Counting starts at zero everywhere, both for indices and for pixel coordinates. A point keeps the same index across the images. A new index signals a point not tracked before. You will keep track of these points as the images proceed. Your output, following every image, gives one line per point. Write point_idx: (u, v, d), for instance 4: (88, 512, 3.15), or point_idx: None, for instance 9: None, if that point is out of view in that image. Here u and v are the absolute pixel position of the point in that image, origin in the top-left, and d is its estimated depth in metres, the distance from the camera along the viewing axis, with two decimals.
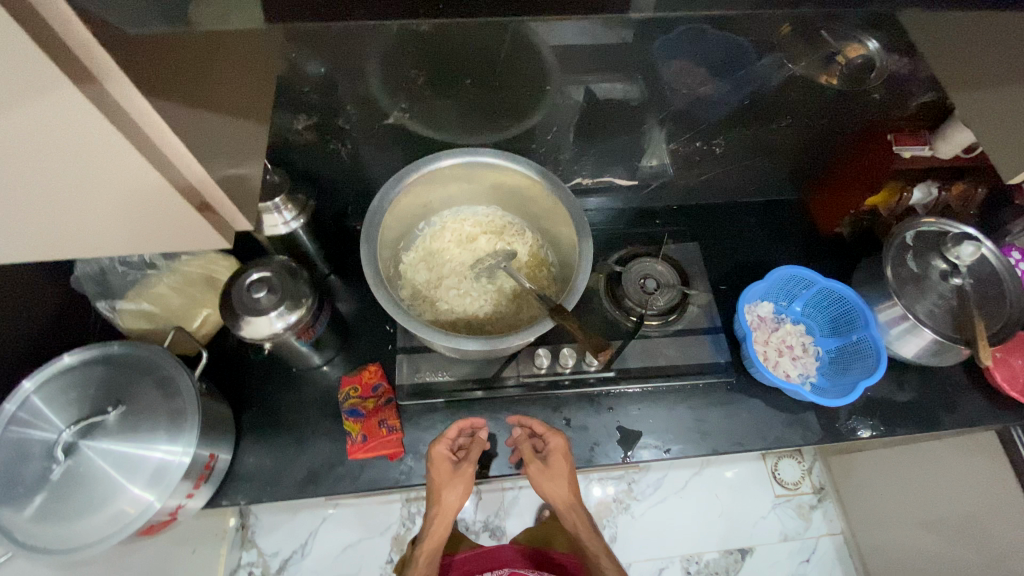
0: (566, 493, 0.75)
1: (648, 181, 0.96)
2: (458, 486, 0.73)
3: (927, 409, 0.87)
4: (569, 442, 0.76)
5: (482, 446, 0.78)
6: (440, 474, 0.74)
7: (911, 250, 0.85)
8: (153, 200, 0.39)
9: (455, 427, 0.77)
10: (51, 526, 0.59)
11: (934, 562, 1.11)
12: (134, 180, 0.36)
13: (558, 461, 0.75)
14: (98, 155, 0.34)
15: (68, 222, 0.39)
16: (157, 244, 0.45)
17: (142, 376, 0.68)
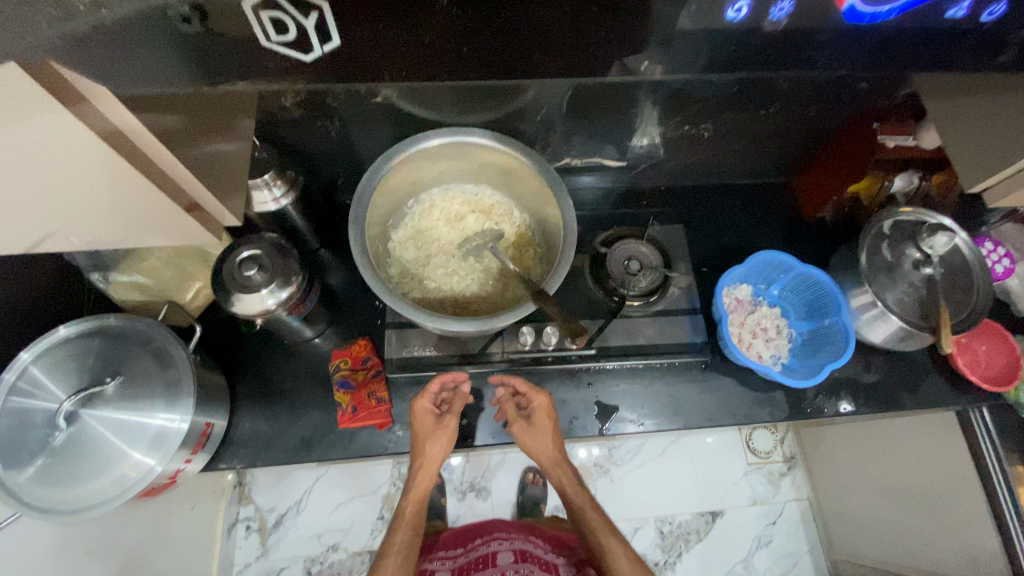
0: (547, 447, 0.80)
1: (637, 162, 0.97)
2: (440, 439, 0.78)
3: (890, 389, 0.92)
4: (550, 399, 0.82)
5: (466, 401, 0.82)
6: (424, 428, 0.79)
7: (886, 239, 0.88)
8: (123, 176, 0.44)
9: (437, 382, 0.80)
10: (55, 489, 0.62)
11: (892, 526, 1.20)
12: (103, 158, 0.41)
13: (541, 418, 0.81)
14: (114, 169, 0.43)
15: (89, 222, 0.48)
16: (136, 217, 0.50)
17: (137, 347, 0.70)
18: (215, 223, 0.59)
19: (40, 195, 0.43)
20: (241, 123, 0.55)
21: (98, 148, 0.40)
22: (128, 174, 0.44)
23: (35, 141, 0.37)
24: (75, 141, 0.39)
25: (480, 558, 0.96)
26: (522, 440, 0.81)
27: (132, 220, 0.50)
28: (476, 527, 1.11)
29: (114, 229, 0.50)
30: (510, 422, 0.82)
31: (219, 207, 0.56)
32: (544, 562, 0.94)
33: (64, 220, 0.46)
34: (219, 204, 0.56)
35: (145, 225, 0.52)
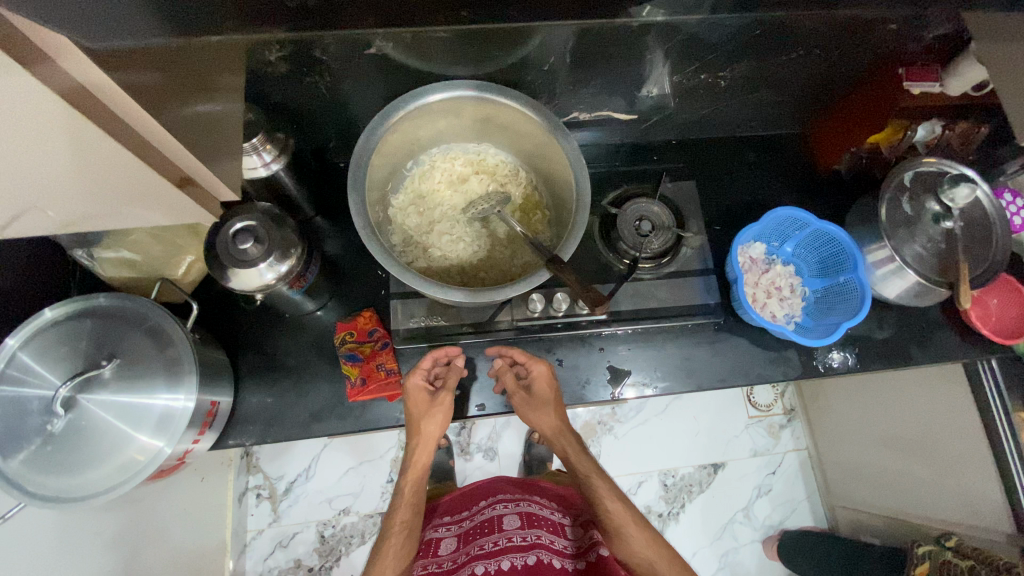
0: (551, 418, 0.80)
1: (648, 115, 0.91)
2: (436, 416, 0.77)
3: (902, 344, 0.92)
4: (549, 369, 0.80)
5: (460, 374, 0.81)
6: (417, 405, 0.78)
7: (907, 191, 0.85)
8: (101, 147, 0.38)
9: (431, 357, 0.79)
10: (62, 476, 0.60)
11: (888, 472, 1.23)
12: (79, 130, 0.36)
13: (541, 387, 0.80)
14: (90, 140, 0.37)
15: (69, 200, 0.43)
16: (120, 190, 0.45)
17: (131, 327, 0.67)
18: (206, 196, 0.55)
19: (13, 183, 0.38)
20: (224, 81, 0.49)
21: (79, 122, 0.35)
22: (111, 149, 0.39)
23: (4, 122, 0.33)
24: (50, 116, 0.34)
25: (485, 522, 0.91)
26: (526, 413, 0.81)
27: (115, 197, 0.46)
28: (476, 489, 1.06)
29: (98, 208, 0.46)
30: (511, 392, 0.81)
31: (208, 179, 0.52)
32: (551, 524, 0.89)
33: (41, 203, 0.42)
34: (211, 175, 0.52)
35: (129, 201, 0.47)
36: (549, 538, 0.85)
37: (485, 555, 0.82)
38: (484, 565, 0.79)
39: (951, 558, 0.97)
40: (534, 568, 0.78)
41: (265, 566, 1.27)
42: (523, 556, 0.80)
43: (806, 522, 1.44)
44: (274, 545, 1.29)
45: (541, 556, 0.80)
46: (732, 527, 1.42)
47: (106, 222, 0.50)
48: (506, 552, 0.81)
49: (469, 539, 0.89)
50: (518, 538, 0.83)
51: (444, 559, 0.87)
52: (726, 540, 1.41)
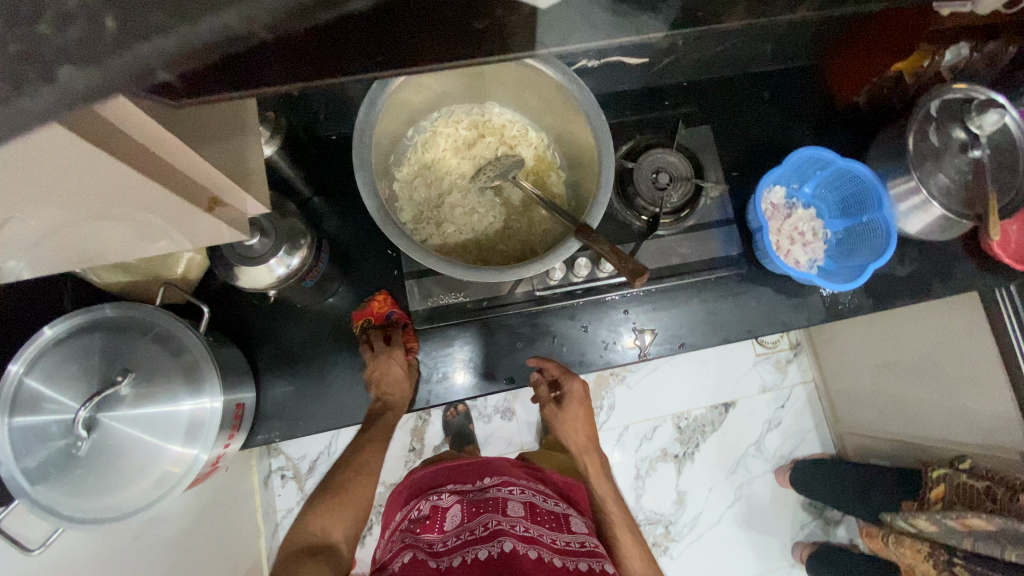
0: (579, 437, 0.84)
1: (659, 57, 0.85)
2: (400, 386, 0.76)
3: (923, 279, 0.91)
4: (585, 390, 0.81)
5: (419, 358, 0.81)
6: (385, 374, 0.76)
7: (932, 122, 0.81)
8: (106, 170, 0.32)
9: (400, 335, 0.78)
10: (96, 497, 0.58)
11: (894, 398, 1.27)
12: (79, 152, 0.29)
13: (572, 404, 0.82)
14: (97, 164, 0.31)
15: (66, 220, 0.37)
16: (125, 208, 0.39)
17: (140, 337, 0.63)
18: (237, 215, 0.49)
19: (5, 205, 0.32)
20: None
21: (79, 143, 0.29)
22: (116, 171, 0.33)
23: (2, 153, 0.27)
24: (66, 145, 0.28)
25: (490, 500, 0.88)
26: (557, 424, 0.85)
27: (118, 218, 0.40)
28: (477, 463, 1.01)
29: (105, 229, 0.41)
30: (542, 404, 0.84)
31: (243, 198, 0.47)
32: (555, 517, 0.87)
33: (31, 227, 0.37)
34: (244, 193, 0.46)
35: (143, 221, 0.42)
36: (552, 535, 0.81)
37: (490, 538, 0.78)
38: (487, 548, 0.76)
39: (966, 480, 1.04)
40: (535, 561, 0.74)
41: None
42: (526, 546, 0.76)
43: (815, 449, 1.50)
44: None
45: (543, 553, 0.76)
46: (746, 460, 1.48)
47: (113, 242, 0.44)
48: (509, 537, 0.77)
49: (475, 514, 0.85)
50: (523, 529, 0.80)
51: (445, 538, 0.83)
52: (740, 474, 1.47)
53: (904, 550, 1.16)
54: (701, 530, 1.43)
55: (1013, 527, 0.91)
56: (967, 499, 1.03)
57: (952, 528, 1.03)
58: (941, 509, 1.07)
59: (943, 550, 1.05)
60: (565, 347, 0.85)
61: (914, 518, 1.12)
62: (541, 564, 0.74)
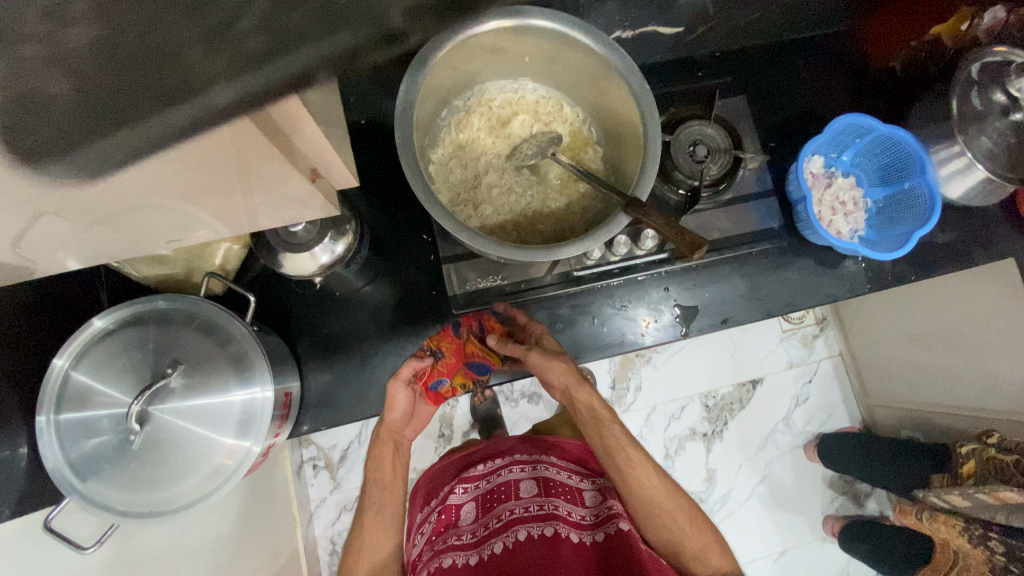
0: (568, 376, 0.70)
1: (694, 26, 0.83)
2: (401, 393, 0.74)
3: (965, 246, 0.90)
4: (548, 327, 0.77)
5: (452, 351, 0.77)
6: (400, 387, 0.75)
7: (976, 84, 0.78)
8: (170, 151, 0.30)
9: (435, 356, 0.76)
10: (150, 490, 0.58)
11: (925, 369, 1.25)
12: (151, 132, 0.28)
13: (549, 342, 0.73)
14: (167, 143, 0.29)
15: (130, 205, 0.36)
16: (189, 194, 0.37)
17: (185, 329, 0.62)
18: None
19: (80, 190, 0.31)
20: None
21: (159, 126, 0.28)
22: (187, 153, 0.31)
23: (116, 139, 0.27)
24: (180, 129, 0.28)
25: (501, 487, 0.86)
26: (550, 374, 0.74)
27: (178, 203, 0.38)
28: (493, 445, 1.00)
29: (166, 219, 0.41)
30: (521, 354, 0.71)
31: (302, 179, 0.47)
32: (568, 491, 0.85)
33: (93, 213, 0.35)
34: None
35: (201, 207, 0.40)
36: (566, 508, 0.80)
37: (505, 528, 0.76)
38: (502, 541, 0.74)
39: (995, 453, 1.04)
40: (552, 540, 0.73)
41: (335, 530, 1.31)
42: (541, 527, 0.75)
43: (843, 423, 1.50)
44: (340, 509, 1.32)
45: (559, 529, 0.75)
46: (774, 436, 1.47)
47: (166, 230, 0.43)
48: (523, 522, 0.76)
49: (488, 507, 0.83)
50: (536, 508, 0.78)
51: (464, 532, 0.81)
52: (768, 450, 1.47)
53: (938, 525, 1.16)
54: (732, 506, 1.43)
55: None
56: (997, 473, 1.02)
57: (984, 502, 1.02)
58: (972, 484, 1.06)
59: (977, 524, 1.06)
60: (604, 327, 0.84)
61: (947, 495, 1.11)
62: (558, 544, 0.73)
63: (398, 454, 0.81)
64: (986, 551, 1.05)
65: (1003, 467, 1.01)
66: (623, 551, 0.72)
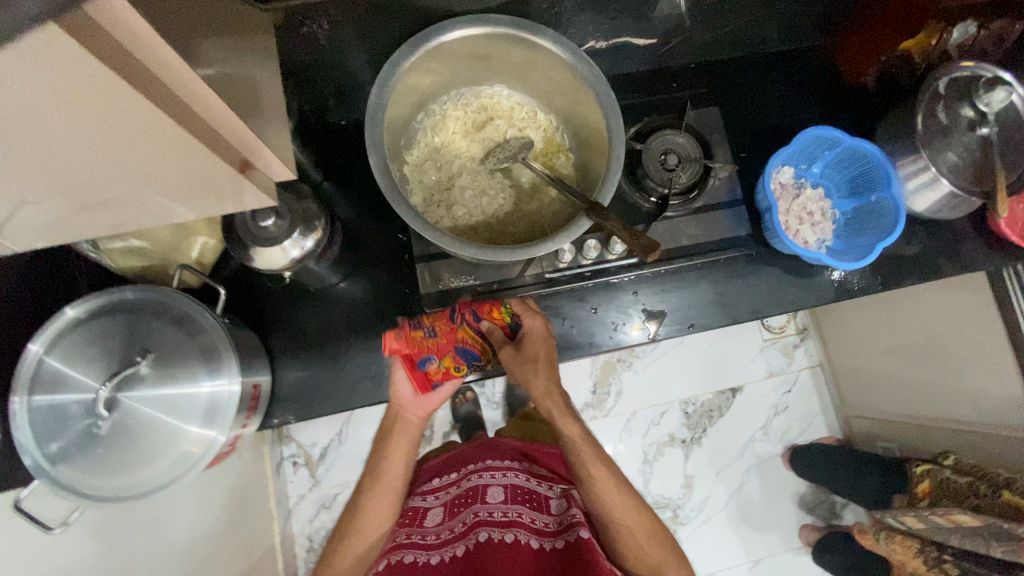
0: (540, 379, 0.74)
1: (667, 38, 0.85)
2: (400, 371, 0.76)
3: (931, 258, 0.91)
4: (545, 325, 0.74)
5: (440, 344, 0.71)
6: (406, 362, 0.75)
7: (941, 99, 0.81)
8: (119, 135, 0.32)
9: (420, 344, 0.70)
10: (116, 476, 0.59)
11: (900, 380, 1.27)
12: (95, 115, 0.30)
13: (535, 342, 0.74)
14: (116, 127, 0.31)
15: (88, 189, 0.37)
16: (148, 183, 0.39)
17: (158, 319, 0.63)
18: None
19: (34, 174, 0.33)
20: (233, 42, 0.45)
21: (109, 110, 0.30)
22: (141, 140, 0.33)
23: (70, 119, 0.29)
24: (113, 110, 0.30)
25: (470, 491, 0.89)
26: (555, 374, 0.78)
27: (140, 190, 0.40)
28: (473, 449, 1.03)
29: (127, 208, 0.43)
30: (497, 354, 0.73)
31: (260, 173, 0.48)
32: (534, 498, 0.89)
33: (52, 198, 0.37)
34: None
35: (161, 196, 0.42)
36: (529, 515, 0.84)
37: (467, 531, 0.80)
38: (464, 544, 0.78)
39: (949, 475, 1.08)
40: (511, 546, 0.76)
41: (312, 527, 1.31)
42: (502, 532, 0.78)
43: (822, 433, 1.50)
44: (318, 507, 1.33)
45: (519, 536, 0.78)
46: (752, 445, 1.48)
47: (129, 217, 0.45)
48: (486, 527, 0.79)
49: (455, 511, 0.87)
50: (500, 513, 0.82)
51: (430, 532, 0.84)
52: (746, 458, 1.48)
53: (895, 547, 1.16)
54: (709, 513, 1.44)
55: (997, 523, 0.93)
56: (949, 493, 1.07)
57: (940, 525, 1.03)
58: (929, 505, 1.10)
59: (932, 547, 1.07)
60: (575, 329, 0.86)
61: (904, 517, 1.13)
62: (515, 548, 0.76)
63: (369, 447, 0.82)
64: (940, 575, 1.05)
65: (959, 489, 1.05)
66: (575, 556, 0.74)
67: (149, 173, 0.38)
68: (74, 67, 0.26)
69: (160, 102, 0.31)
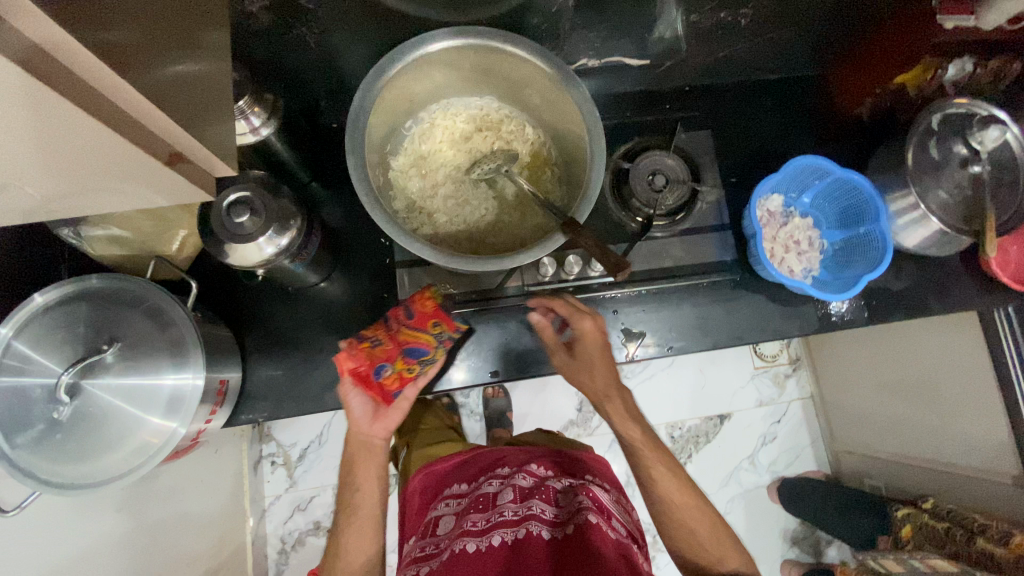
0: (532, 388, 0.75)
1: (660, 60, 0.86)
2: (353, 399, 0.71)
3: (920, 295, 0.90)
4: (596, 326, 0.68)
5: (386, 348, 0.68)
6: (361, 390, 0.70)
7: (934, 135, 0.80)
8: (70, 136, 0.33)
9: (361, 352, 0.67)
10: (73, 464, 0.59)
11: (889, 416, 1.24)
12: (50, 120, 0.30)
13: (590, 345, 0.69)
14: (69, 129, 0.32)
15: (45, 185, 0.38)
16: (101, 177, 0.40)
17: (129, 309, 0.64)
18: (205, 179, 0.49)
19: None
20: (205, 42, 0.45)
21: (62, 113, 0.30)
22: (94, 139, 0.34)
23: (26, 128, 0.30)
24: (61, 115, 0.31)
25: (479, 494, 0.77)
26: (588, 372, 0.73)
27: (94, 184, 0.40)
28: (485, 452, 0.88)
29: (89, 200, 0.43)
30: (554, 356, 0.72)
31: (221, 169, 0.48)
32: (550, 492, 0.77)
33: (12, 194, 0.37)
34: (221, 167, 0.48)
35: (118, 189, 0.42)
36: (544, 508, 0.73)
37: (474, 529, 0.69)
38: (474, 542, 0.67)
39: (929, 520, 1.08)
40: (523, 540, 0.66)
41: (285, 529, 1.30)
42: (512, 531, 0.68)
43: (809, 466, 1.47)
44: (293, 509, 1.31)
45: (530, 530, 0.68)
46: (738, 473, 1.45)
47: (92, 209, 0.45)
48: (495, 526, 0.69)
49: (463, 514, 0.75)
50: (510, 510, 0.71)
51: (436, 540, 0.73)
52: (732, 486, 1.45)
53: None
54: None
55: None
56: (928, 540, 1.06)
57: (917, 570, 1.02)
58: (911, 549, 1.11)
59: None
60: None
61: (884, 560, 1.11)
62: (527, 546, 0.66)
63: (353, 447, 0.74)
64: None
65: (937, 534, 1.04)
66: (588, 545, 0.63)
67: (97, 166, 0.38)
68: (18, 81, 0.27)
69: (90, 101, 0.32)
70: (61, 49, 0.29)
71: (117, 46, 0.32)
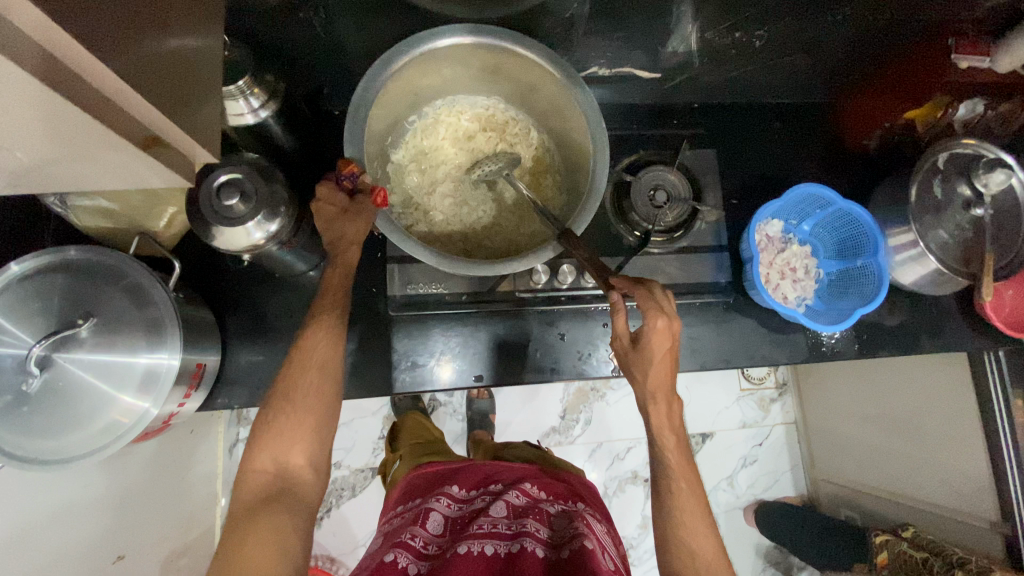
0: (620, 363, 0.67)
1: (670, 74, 0.85)
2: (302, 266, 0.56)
3: (912, 332, 0.90)
4: (671, 326, 0.61)
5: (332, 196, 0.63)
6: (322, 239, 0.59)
7: (939, 173, 0.80)
8: (44, 111, 0.31)
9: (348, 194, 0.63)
10: (36, 439, 0.57)
11: (872, 449, 1.24)
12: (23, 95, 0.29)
13: (660, 341, 0.62)
14: (43, 105, 0.31)
15: (19, 159, 0.36)
16: (80, 155, 0.38)
17: (108, 284, 0.62)
18: (189, 165, 0.47)
19: None
20: (200, 21, 0.44)
21: (37, 90, 0.29)
22: (72, 116, 0.32)
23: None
24: (37, 91, 0.29)
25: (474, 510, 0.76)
26: (625, 363, 0.68)
27: (71, 160, 0.39)
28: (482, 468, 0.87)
29: (65, 174, 0.42)
30: (618, 338, 0.66)
31: (207, 156, 0.47)
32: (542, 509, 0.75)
33: None
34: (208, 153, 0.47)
35: (96, 166, 0.41)
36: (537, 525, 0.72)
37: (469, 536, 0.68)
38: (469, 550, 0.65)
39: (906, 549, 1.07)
40: (517, 556, 0.65)
41: None
42: (507, 545, 0.67)
43: (787, 491, 1.47)
44: None
45: (526, 546, 0.66)
46: (715, 493, 1.44)
47: (69, 182, 0.44)
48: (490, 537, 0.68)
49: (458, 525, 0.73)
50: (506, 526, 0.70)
51: (428, 539, 0.70)
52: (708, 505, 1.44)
53: None
54: None
55: None
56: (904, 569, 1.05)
57: None
58: None
59: None
60: (539, 352, 0.84)
61: None
62: (522, 559, 0.65)
63: (294, 379, 0.61)
64: None
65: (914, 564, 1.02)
66: (584, 567, 0.61)
67: (69, 144, 0.36)
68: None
69: (61, 78, 0.30)
70: (33, 22, 0.27)
71: (96, 25, 0.31)
